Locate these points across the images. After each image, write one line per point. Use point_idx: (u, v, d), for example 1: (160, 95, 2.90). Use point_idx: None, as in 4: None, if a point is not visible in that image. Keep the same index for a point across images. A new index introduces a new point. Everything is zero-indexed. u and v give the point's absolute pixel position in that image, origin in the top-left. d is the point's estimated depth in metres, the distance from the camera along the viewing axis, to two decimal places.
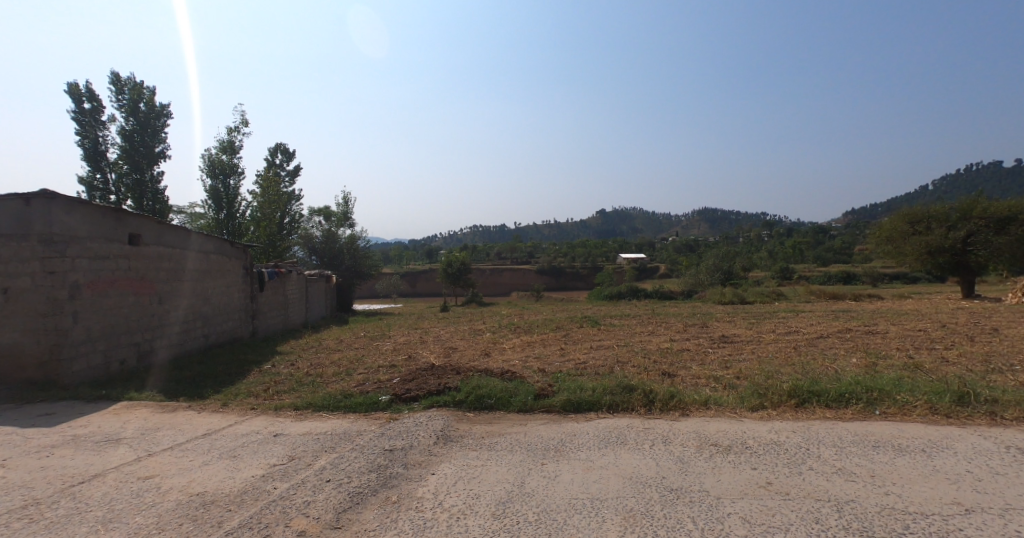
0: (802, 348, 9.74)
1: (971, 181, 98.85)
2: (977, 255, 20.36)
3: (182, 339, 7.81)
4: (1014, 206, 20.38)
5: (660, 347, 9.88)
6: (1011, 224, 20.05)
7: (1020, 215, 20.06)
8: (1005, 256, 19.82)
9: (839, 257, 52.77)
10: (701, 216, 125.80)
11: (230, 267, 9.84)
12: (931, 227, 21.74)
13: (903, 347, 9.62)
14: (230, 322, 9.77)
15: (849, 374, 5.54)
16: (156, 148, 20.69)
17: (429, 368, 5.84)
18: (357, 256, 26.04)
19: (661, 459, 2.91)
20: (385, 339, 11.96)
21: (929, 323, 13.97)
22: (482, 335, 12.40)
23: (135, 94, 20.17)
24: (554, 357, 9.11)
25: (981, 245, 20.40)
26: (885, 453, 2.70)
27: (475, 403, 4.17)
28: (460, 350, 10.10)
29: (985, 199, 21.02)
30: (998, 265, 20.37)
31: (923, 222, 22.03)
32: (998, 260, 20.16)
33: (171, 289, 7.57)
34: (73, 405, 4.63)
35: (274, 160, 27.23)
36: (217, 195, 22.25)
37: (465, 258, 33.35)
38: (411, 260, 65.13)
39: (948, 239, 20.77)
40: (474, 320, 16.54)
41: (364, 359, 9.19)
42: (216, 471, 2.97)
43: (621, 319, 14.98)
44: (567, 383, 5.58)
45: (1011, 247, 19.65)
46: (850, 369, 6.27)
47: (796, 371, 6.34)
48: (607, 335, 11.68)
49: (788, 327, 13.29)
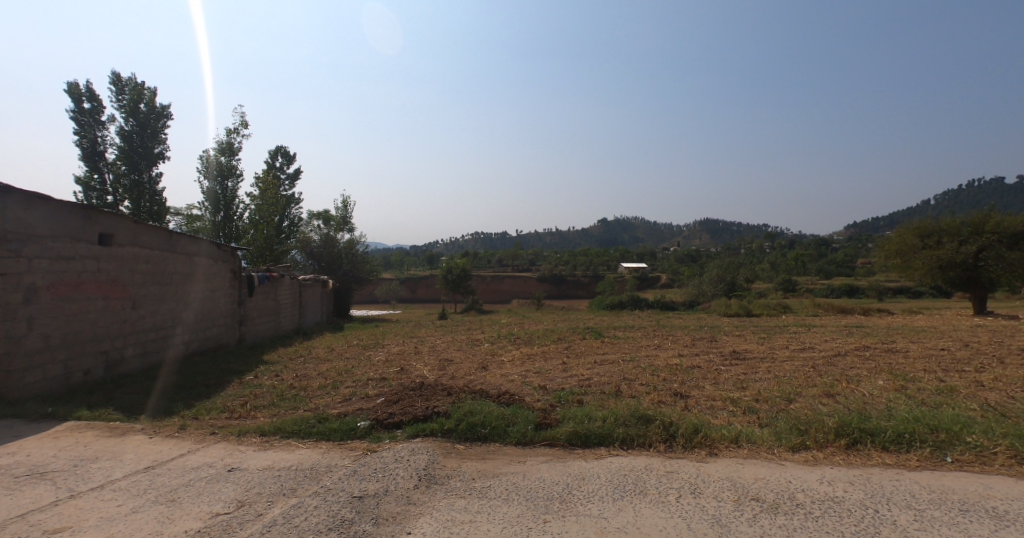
0: (821, 368, 9.16)
1: (975, 196, 98.23)
2: (991, 271, 19.79)
3: (159, 346, 7.26)
4: None
5: (670, 363, 9.31)
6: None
7: None
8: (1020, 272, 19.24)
9: (842, 269, 52.23)
10: (704, 227, 125.35)
11: (217, 270, 9.31)
12: (941, 241, 21.13)
13: (927, 369, 9.07)
14: (215, 328, 9.21)
15: (886, 406, 4.97)
16: (155, 149, 20.25)
17: (420, 387, 5.26)
18: (356, 261, 25.47)
19: (693, 518, 2.36)
20: (379, 349, 11.38)
21: (948, 342, 13.38)
22: (481, 346, 11.84)
23: (135, 94, 19.75)
24: (557, 373, 8.53)
25: (994, 260, 19.84)
26: (984, 527, 2.16)
27: (466, 433, 3.61)
28: (457, 363, 9.53)
29: (999, 213, 20.43)
30: (1011, 281, 19.91)
31: (934, 235, 21.42)
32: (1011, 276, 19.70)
33: (149, 294, 7.05)
34: (12, 425, 4.07)
35: (274, 163, 26.85)
36: (215, 197, 21.92)
37: (466, 264, 32.79)
38: (411, 265, 64.69)
39: (959, 254, 20.17)
40: (474, 329, 15.92)
41: (354, 371, 8.67)
42: (143, 524, 2.40)
43: (626, 331, 14.36)
44: (573, 409, 5.01)
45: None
46: (887, 401, 5.68)
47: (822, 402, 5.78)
48: (613, 349, 11.08)
49: (800, 343, 12.72)
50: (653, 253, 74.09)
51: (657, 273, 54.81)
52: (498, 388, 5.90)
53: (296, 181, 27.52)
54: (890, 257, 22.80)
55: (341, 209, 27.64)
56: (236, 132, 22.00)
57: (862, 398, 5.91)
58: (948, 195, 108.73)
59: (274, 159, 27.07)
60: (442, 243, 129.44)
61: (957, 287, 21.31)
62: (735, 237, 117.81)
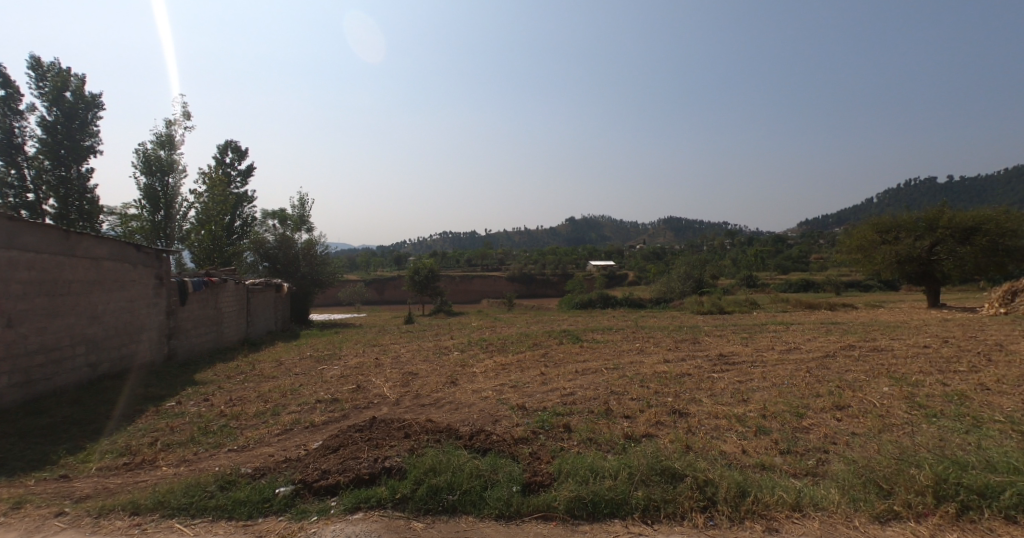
0: (816, 373, 8.50)
1: (919, 194, 102.70)
2: (944, 265, 20.00)
3: (49, 372, 6.04)
4: (978, 215, 19.77)
5: (657, 372, 8.47)
6: (976, 233, 19.55)
7: (984, 225, 19.46)
8: (970, 266, 19.47)
9: (798, 265, 53.38)
10: (668, 226, 127.61)
11: (136, 276, 8.05)
12: (900, 236, 21.12)
13: (923, 370, 8.46)
14: (134, 345, 7.96)
15: (925, 449, 4.24)
16: (84, 143, 18.39)
17: (376, 423, 4.24)
18: (315, 262, 23.86)
19: None
20: (334, 362, 10.17)
21: (928, 338, 13.01)
22: (449, 354, 10.82)
23: (59, 81, 17.86)
24: (535, 387, 7.57)
25: (946, 255, 20.08)
26: None
27: (425, 502, 2.68)
28: (423, 377, 8.43)
29: (951, 209, 20.49)
30: (963, 275, 19.88)
31: (892, 231, 21.42)
32: (962, 271, 19.65)
33: (33, 308, 5.87)
34: None
35: (224, 159, 25.16)
36: (152, 195, 20.14)
37: (433, 265, 31.52)
38: (377, 267, 63.04)
39: (915, 249, 20.20)
40: (442, 334, 14.78)
41: (302, 391, 7.54)
42: None
43: (605, 334, 13.50)
44: (563, 455, 4.05)
45: (973, 257, 19.14)
46: (912, 431, 4.99)
47: (840, 432, 5.05)
48: (593, 355, 10.22)
49: (784, 343, 12.10)
50: (620, 251, 74.32)
51: (624, 270, 54.81)
52: (470, 426, 4.95)
53: (247, 178, 25.82)
54: (851, 252, 22.79)
55: (298, 208, 26.05)
56: (178, 125, 20.33)
57: (883, 425, 5.19)
58: (897, 191, 113.32)
59: (224, 155, 25.39)
60: (408, 243, 127.33)
61: (914, 280, 21.46)
62: (700, 234, 119.91)
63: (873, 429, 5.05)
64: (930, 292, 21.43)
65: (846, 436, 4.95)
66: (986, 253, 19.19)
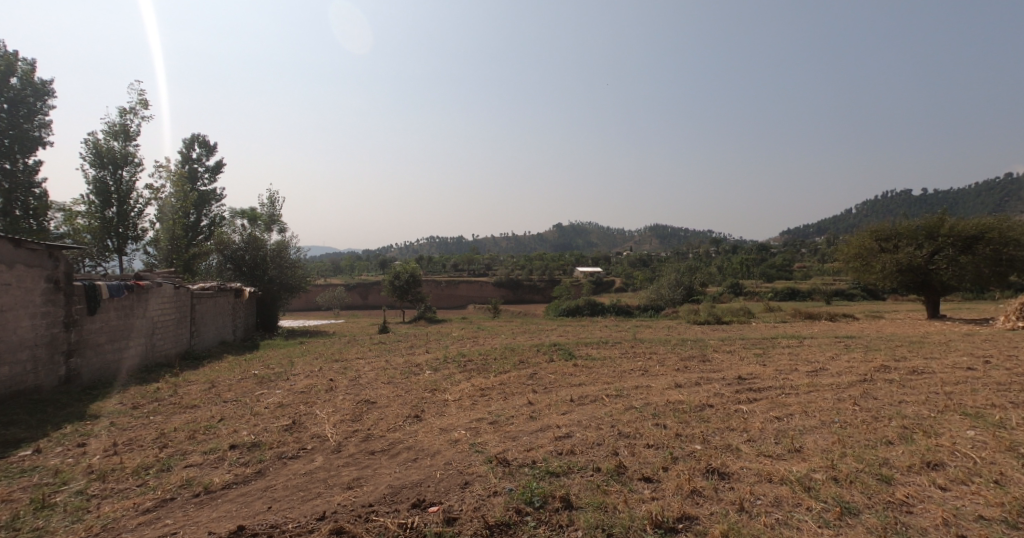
0: (863, 403, 6.96)
1: (899, 204, 102.97)
2: (943, 275, 18.61)
3: None
4: (982, 224, 18.35)
5: (671, 403, 6.83)
6: (979, 242, 18.15)
7: (988, 233, 18.07)
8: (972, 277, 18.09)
9: (783, 273, 52.21)
10: (655, 233, 127.13)
11: (12, 279, 6.29)
12: (900, 244, 19.63)
13: (993, 403, 6.92)
14: (5, 367, 6.19)
15: None
16: (33, 133, 16.44)
17: None
18: (285, 265, 21.93)
19: None
20: (279, 384, 8.37)
21: (963, 357, 11.48)
22: (420, 374, 9.14)
23: (4, 65, 15.90)
24: (522, 424, 5.88)
25: (945, 264, 18.65)
26: None
27: None
28: (380, 408, 6.71)
29: (952, 216, 18.99)
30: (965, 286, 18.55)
31: (891, 239, 19.94)
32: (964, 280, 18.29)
33: None
34: None
35: (189, 153, 23.32)
36: (103, 189, 17.82)
37: (415, 269, 29.68)
38: (362, 271, 61.31)
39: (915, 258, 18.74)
40: (417, 347, 13.00)
41: (220, 429, 5.83)
42: None
43: (601, 349, 11.85)
44: None
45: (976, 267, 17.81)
46: None
47: (963, 517, 3.52)
48: (590, 377, 8.56)
49: (806, 362, 10.52)
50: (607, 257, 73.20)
51: (612, 277, 53.49)
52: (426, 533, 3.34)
53: (215, 174, 24.03)
54: (848, 261, 21.30)
55: (268, 206, 24.23)
56: (133, 113, 18.41)
57: (1016, 504, 3.67)
58: (880, 200, 113.68)
59: (189, 149, 23.58)
60: (396, 248, 125.31)
61: (913, 291, 20.11)
62: (687, 241, 119.54)
63: (1008, 513, 3.54)
64: (933, 303, 20.10)
65: (976, 527, 3.43)
66: (989, 263, 17.86)
